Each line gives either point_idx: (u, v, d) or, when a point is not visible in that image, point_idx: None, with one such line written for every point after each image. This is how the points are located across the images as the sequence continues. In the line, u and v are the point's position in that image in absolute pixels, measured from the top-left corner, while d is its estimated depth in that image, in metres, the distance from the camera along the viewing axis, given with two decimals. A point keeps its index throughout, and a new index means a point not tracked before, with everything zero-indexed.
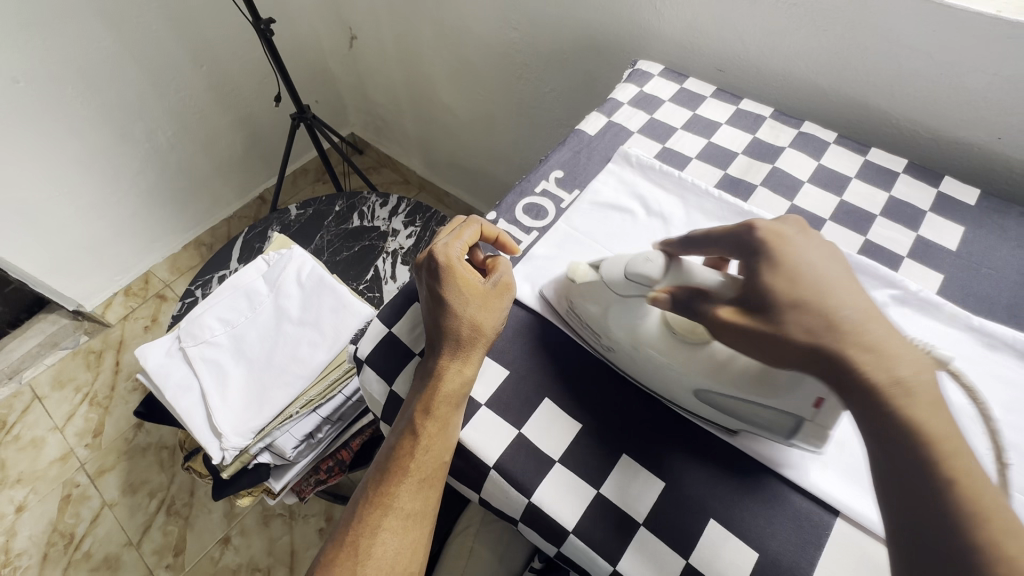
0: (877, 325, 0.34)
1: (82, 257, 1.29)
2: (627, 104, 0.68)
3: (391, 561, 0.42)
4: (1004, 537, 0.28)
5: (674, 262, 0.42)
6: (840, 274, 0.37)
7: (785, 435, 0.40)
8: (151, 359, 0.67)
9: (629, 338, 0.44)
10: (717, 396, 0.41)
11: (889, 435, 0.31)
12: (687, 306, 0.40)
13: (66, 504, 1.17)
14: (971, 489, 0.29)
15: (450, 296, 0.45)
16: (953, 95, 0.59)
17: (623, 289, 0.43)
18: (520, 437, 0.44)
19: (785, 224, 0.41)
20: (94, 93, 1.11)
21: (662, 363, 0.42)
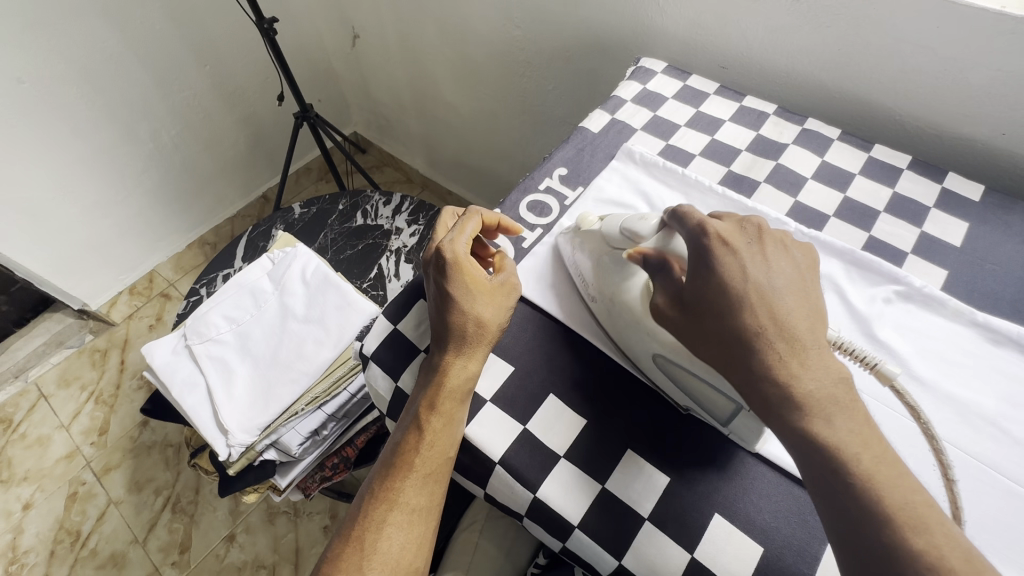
0: (792, 339, 0.36)
1: (86, 256, 1.30)
2: (631, 101, 0.68)
3: (397, 556, 0.42)
4: (914, 537, 0.31)
5: (666, 229, 0.44)
6: (781, 286, 0.38)
7: (727, 416, 0.42)
8: (158, 356, 0.67)
9: (612, 291, 0.47)
10: (670, 363, 0.43)
11: (804, 449, 0.35)
12: (653, 269, 0.43)
13: (72, 501, 1.17)
14: (882, 495, 0.32)
15: (455, 292, 0.45)
16: (957, 91, 0.58)
17: (617, 241, 0.47)
18: (525, 433, 0.44)
19: (742, 229, 0.41)
20: (99, 94, 1.11)
21: (628, 323, 0.45)
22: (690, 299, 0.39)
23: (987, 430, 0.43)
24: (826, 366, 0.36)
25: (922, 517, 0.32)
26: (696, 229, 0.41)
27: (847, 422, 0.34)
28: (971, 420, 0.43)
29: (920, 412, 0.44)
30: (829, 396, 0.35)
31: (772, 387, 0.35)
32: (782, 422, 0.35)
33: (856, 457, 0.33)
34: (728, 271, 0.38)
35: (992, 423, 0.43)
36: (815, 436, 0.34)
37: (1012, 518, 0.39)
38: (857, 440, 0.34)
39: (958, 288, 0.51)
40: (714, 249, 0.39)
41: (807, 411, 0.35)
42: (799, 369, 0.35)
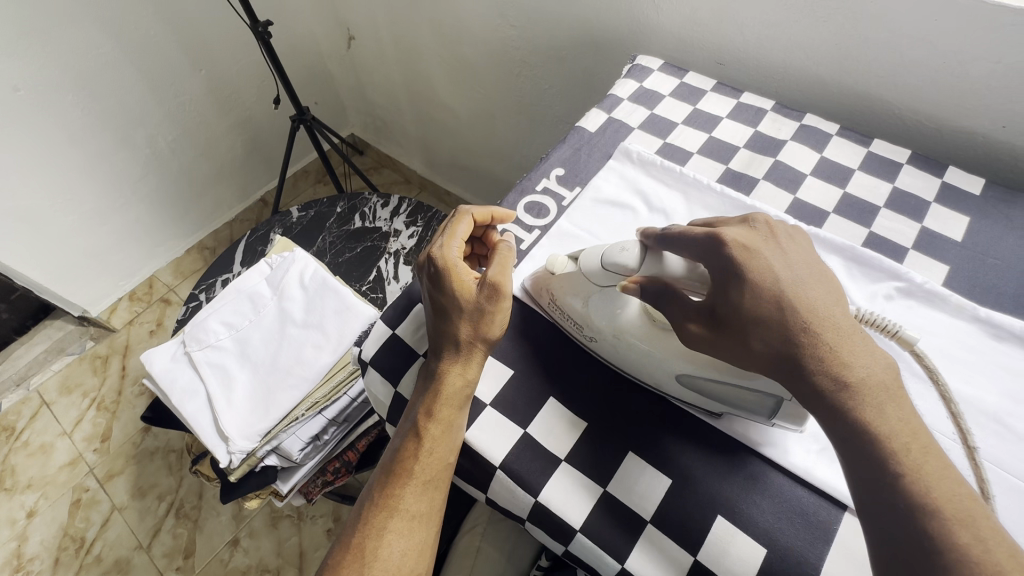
0: (836, 330, 0.37)
1: (85, 264, 1.30)
2: (627, 100, 0.68)
3: (398, 563, 0.42)
4: (960, 529, 0.31)
5: (648, 254, 0.44)
6: (805, 275, 0.39)
7: (768, 412, 0.42)
8: (156, 363, 0.66)
9: (611, 329, 0.45)
10: (704, 381, 0.42)
11: (853, 440, 0.35)
12: (657, 296, 0.42)
13: (75, 508, 1.17)
14: (931, 486, 0.32)
15: (451, 298, 0.46)
16: (956, 84, 0.58)
17: (602, 279, 0.45)
18: (526, 437, 0.44)
19: (754, 227, 0.42)
20: (95, 99, 1.11)
21: (644, 350, 0.44)
22: (726, 314, 0.39)
23: (992, 426, 0.42)
24: (872, 355, 0.36)
25: (969, 511, 0.32)
26: (707, 240, 0.41)
27: (896, 410, 0.35)
28: (977, 418, 0.43)
29: (925, 410, 0.44)
30: (879, 383, 0.35)
31: (824, 380, 0.36)
32: (830, 415, 0.36)
33: (904, 445, 0.34)
34: (758, 265, 0.39)
35: (997, 420, 0.42)
36: (868, 425, 0.34)
37: (1020, 515, 0.38)
38: (905, 429, 0.34)
39: (961, 282, 0.51)
40: (738, 254, 0.39)
41: (857, 400, 0.35)
42: (847, 359, 0.36)
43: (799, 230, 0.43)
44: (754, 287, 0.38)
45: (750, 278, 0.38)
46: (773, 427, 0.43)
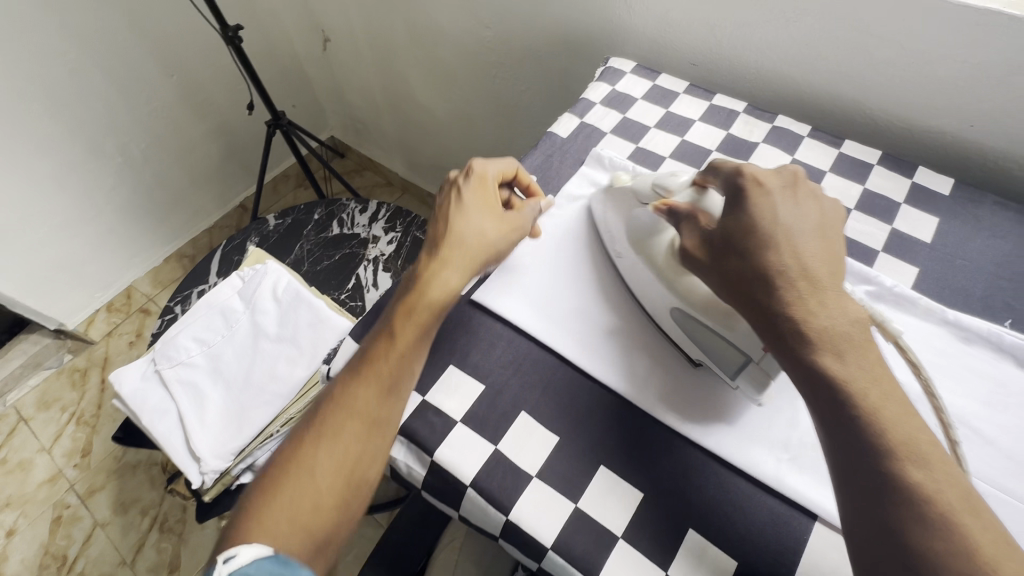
0: (809, 279, 0.38)
1: (59, 276, 1.27)
2: (600, 104, 0.67)
3: (341, 457, 0.41)
4: (913, 469, 0.32)
5: (699, 188, 0.48)
6: (804, 229, 0.41)
7: (733, 372, 0.44)
8: (126, 384, 0.64)
9: (637, 246, 0.51)
10: (688, 316, 0.46)
11: (812, 383, 0.36)
12: (680, 219, 0.46)
13: (57, 526, 1.15)
14: (888, 429, 0.33)
15: (468, 203, 0.50)
16: (925, 83, 0.58)
17: (648, 198, 0.52)
18: (497, 454, 0.44)
19: (778, 173, 0.44)
20: (63, 108, 1.08)
21: (653, 277, 0.49)
22: (719, 238, 0.42)
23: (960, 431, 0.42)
24: (842, 308, 0.37)
25: (924, 453, 0.32)
26: (731, 172, 0.44)
27: (856, 358, 0.35)
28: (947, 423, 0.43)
29: None
30: (843, 333, 0.36)
31: (785, 323, 0.37)
32: (792, 360, 0.37)
33: (863, 390, 0.34)
34: (759, 206, 0.41)
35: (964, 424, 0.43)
36: (824, 370, 0.35)
37: None
38: (868, 376, 0.35)
39: (929, 283, 0.51)
40: (748, 187, 0.42)
41: (816, 345, 0.36)
42: (814, 307, 0.37)
43: (825, 195, 0.44)
44: (743, 223, 0.41)
45: (748, 211, 0.41)
46: (738, 393, 0.46)
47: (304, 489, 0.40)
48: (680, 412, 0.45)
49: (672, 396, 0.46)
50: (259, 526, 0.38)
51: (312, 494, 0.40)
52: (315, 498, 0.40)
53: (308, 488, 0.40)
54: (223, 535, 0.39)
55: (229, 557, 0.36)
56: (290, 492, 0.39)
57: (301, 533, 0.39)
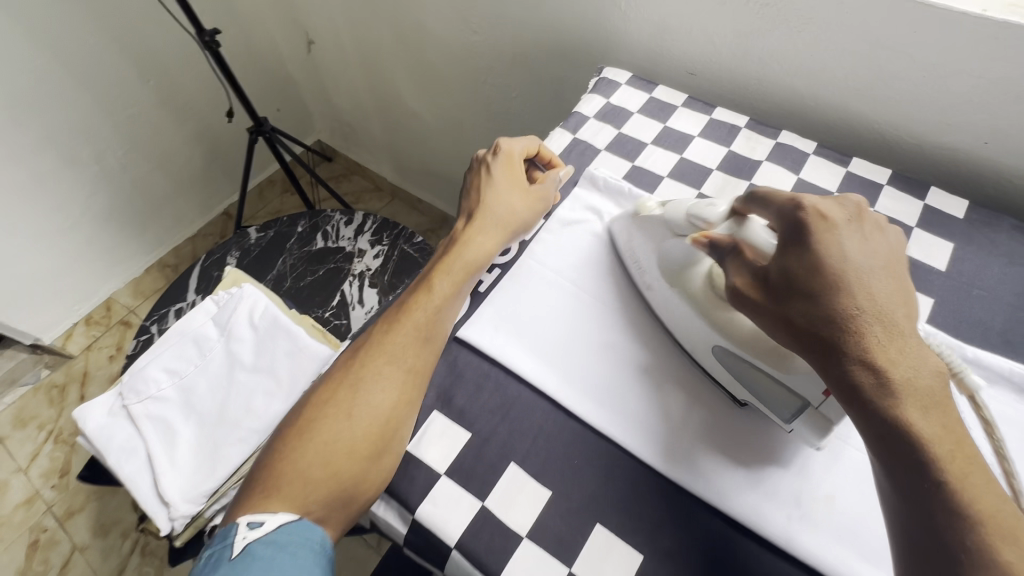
0: (890, 322, 0.34)
1: (34, 290, 1.22)
2: (594, 118, 0.63)
3: (379, 403, 0.42)
4: (1003, 546, 0.28)
5: (738, 217, 0.43)
6: (875, 267, 0.36)
7: (789, 416, 0.41)
8: (91, 421, 0.60)
9: (672, 277, 0.47)
10: (734, 355, 0.43)
11: (889, 442, 0.32)
12: (724, 254, 0.42)
13: (34, 550, 1.11)
14: (973, 498, 0.29)
15: (495, 178, 0.53)
16: (937, 98, 0.55)
17: (681, 228, 0.47)
18: (484, 511, 0.40)
19: (843, 204, 0.38)
20: (33, 116, 1.03)
21: (691, 312, 0.45)
22: (775, 277, 0.37)
23: None
24: (925, 359, 0.33)
25: (1014, 529, 0.28)
26: (788, 205, 0.39)
27: (939, 418, 0.32)
28: None
29: None
30: (926, 388, 0.32)
31: (864, 374, 0.33)
32: (864, 413, 0.33)
33: (946, 453, 0.31)
34: (829, 241, 0.36)
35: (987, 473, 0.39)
36: (904, 427, 0.31)
37: None
38: (951, 438, 0.31)
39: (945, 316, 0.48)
40: (812, 223, 0.37)
41: (897, 399, 0.32)
42: (894, 356, 0.33)
43: (892, 227, 0.39)
44: (811, 262, 0.36)
45: (812, 248, 0.36)
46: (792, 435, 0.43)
47: (337, 437, 0.41)
48: (688, 464, 0.42)
49: (681, 448, 0.42)
50: (292, 472, 0.40)
51: (345, 442, 0.40)
52: (346, 445, 0.40)
53: (340, 434, 0.41)
54: (257, 481, 0.41)
55: (257, 523, 0.38)
56: (322, 437, 0.41)
57: (332, 479, 0.40)
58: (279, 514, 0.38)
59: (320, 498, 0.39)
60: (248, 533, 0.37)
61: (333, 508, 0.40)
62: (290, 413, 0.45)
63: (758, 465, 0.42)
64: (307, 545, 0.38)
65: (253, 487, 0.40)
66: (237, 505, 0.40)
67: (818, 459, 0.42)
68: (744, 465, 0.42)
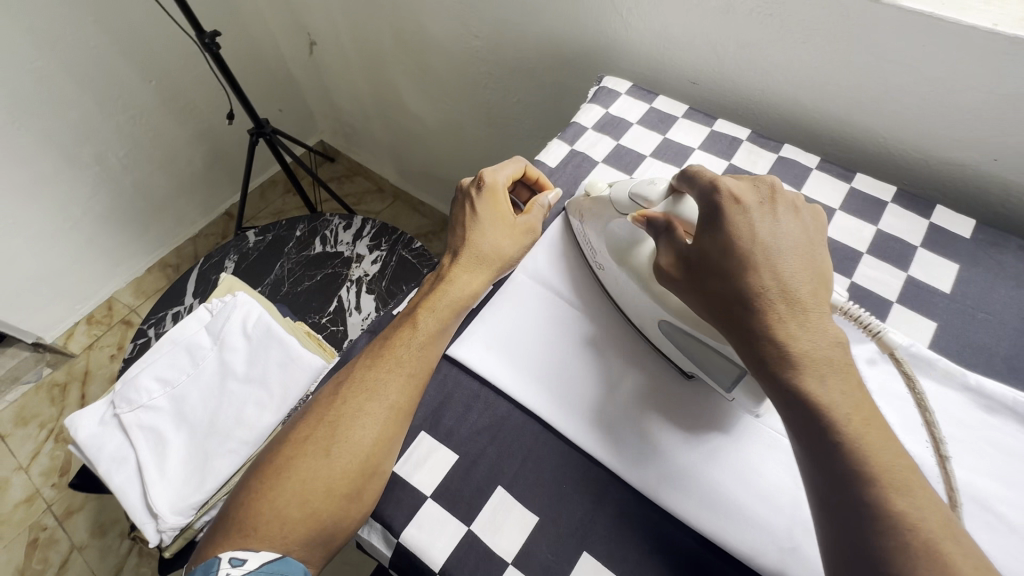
0: (796, 298, 0.35)
1: (36, 290, 1.23)
2: (591, 129, 0.62)
3: (365, 448, 0.41)
4: (896, 497, 0.29)
5: (676, 194, 0.43)
6: (788, 246, 0.36)
7: (728, 386, 0.41)
8: (81, 429, 0.59)
9: (617, 256, 0.47)
10: (678, 329, 0.43)
11: (795, 411, 0.33)
12: (658, 231, 0.42)
13: (33, 549, 1.12)
14: (871, 456, 0.31)
15: (483, 213, 0.51)
16: (945, 114, 0.53)
17: (625, 207, 0.47)
18: (469, 536, 0.39)
19: (755, 187, 0.39)
20: (34, 116, 1.03)
21: (634, 287, 0.46)
22: (697, 259, 0.38)
23: (982, 518, 0.38)
24: (824, 329, 0.34)
25: (908, 481, 0.30)
26: (707, 186, 0.39)
27: (840, 384, 0.33)
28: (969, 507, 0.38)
29: None
30: (824, 358, 0.33)
31: (769, 349, 0.34)
32: (773, 385, 0.34)
33: (845, 417, 0.32)
34: (739, 226, 0.37)
35: (987, 508, 0.38)
36: (809, 397, 0.32)
37: None
38: (853, 403, 0.32)
39: (949, 340, 0.47)
40: (723, 206, 0.38)
41: (798, 371, 0.33)
42: (797, 330, 0.34)
43: (798, 204, 0.40)
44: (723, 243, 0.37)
45: (726, 230, 0.37)
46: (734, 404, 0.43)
47: (319, 479, 0.40)
48: (614, 446, 0.42)
49: (614, 433, 0.43)
50: (271, 512, 0.39)
51: (326, 482, 0.39)
52: (325, 483, 0.39)
53: (319, 473, 0.40)
54: (235, 517, 0.40)
55: (240, 559, 0.37)
56: (301, 476, 0.40)
57: (310, 518, 0.39)
58: (261, 551, 0.38)
59: (299, 536, 0.39)
60: (230, 570, 0.37)
61: (314, 547, 0.40)
62: (270, 446, 0.44)
63: (707, 465, 0.41)
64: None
65: (229, 524, 0.40)
66: (217, 537, 0.40)
67: None
68: (692, 466, 0.41)
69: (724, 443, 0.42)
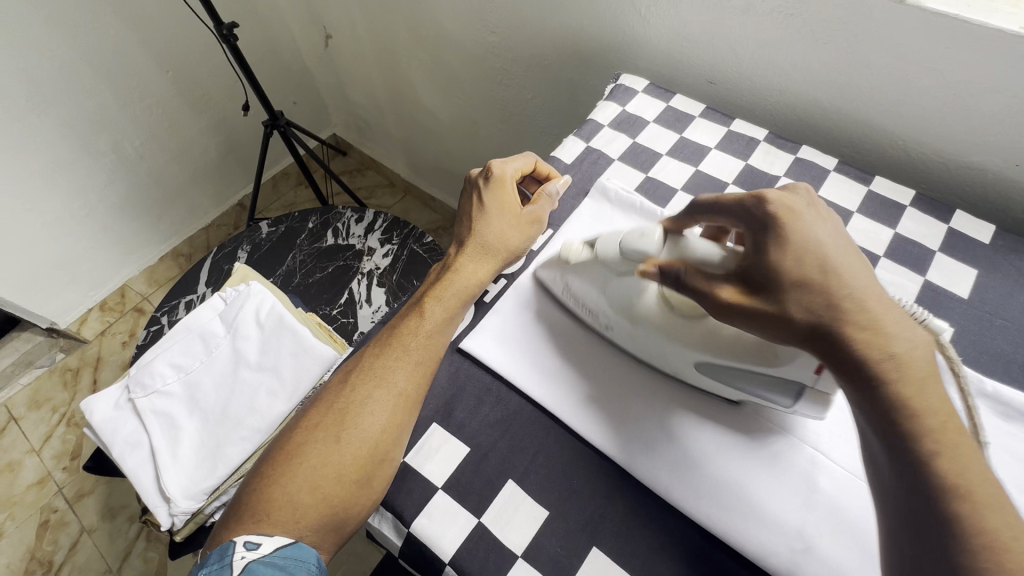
0: (880, 300, 0.34)
1: (51, 275, 1.24)
2: (607, 126, 0.62)
3: (373, 434, 0.41)
4: (986, 512, 0.28)
5: (671, 239, 0.42)
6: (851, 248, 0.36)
7: (789, 400, 0.39)
8: (97, 412, 0.60)
9: (626, 316, 0.44)
10: (715, 367, 0.41)
11: (883, 415, 0.32)
12: (676, 280, 0.39)
13: (44, 530, 1.14)
14: (963, 468, 0.30)
15: (489, 204, 0.51)
16: (966, 118, 0.53)
17: (620, 266, 0.44)
18: (479, 528, 0.40)
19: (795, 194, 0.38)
20: (55, 104, 1.04)
21: (660, 339, 0.43)
22: (764, 273, 0.36)
23: None
24: (914, 333, 0.33)
25: (998, 497, 0.29)
26: (750, 202, 0.38)
27: (936, 392, 0.31)
28: None
29: None
30: (919, 361, 0.32)
31: (865, 352, 0.32)
32: (861, 389, 0.32)
33: (939, 423, 0.31)
34: (803, 231, 0.35)
35: None
36: (899, 400, 0.31)
37: None
38: (943, 411, 0.31)
39: (966, 345, 0.46)
40: (780, 215, 0.36)
41: (895, 375, 0.31)
42: (889, 333, 0.32)
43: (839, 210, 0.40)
44: (793, 247, 0.35)
45: (792, 239, 0.35)
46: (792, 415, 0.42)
47: (329, 463, 0.40)
48: (625, 445, 0.43)
49: (626, 431, 0.43)
50: (282, 497, 0.39)
51: (335, 467, 0.40)
52: (336, 469, 0.40)
53: (329, 459, 0.40)
54: (248, 502, 0.40)
55: (254, 543, 0.38)
56: (312, 462, 0.40)
57: (321, 503, 0.39)
58: (275, 536, 0.38)
59: (312, 521, 0.39)
60: (245, 554, 0.37)
61: (326, 533, 0.40)
62: (282, 434, 0.44)
63: (721, 465, 0.42)
64: (304, 565, 0.37)
65: (242, 508, 0.40)
66: (231, 522, 0.40)
67: (827, 488, 0.40)
68: (708, 465, 0.42)
69: (751, 452, 0.42)
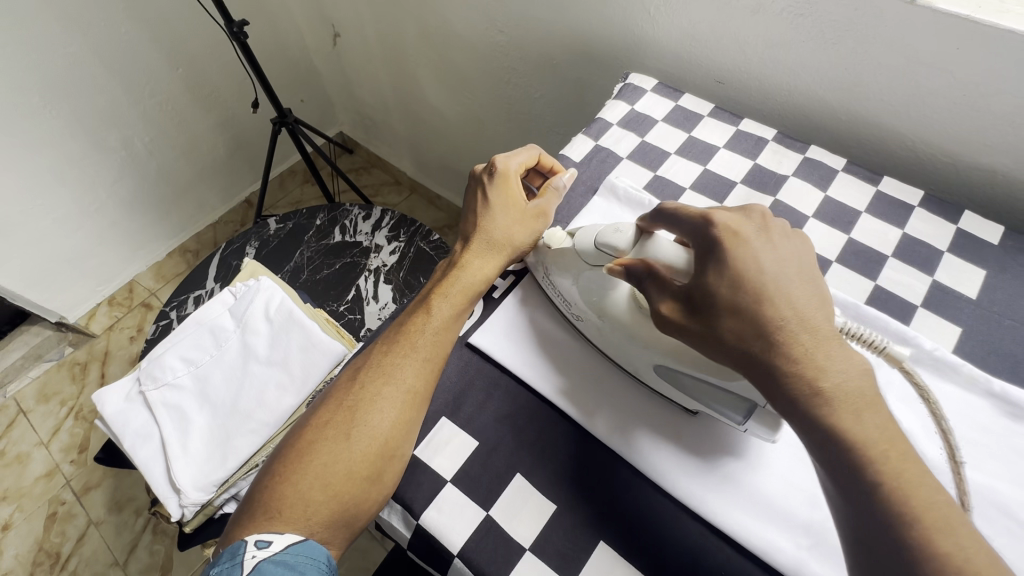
0: (813, 328, 0.33)
1: (61, 270, 1.25)
2: (616, 125, 0.63)
3: (382, 431, 0.41)
4: (938, 537, 0.28)
5: (643, 236, 0.43)
6: (789, 274, 0.35)
7: (741, 417, 0.39)
8: (109, 405, 0.61)
9: (596, 309, 0.45)
10: (671, 371, 0.42)
11: (825, 446, 0.32)
12: (639, 278, 0.40)
13: (52, 522, 1.15)
14: (911, 494, 0.29)
15: (495, 201, 0.51)
16: (976, 119, 0.53)
17: (594, 258, 0.46)
18: (488, 520, 0.40)
19: (747, 216, 0.38)
20: (67, 100, 1.05)
21: (623, 337, 0.44)
22: (701, 296, 0.36)
23: (1003, 523, 0.37)
24: (850, 359, 0.33)
25: (948, 520, 0.28)
26: (699, 222, 0.39)
27: (874, 417, 0.31)
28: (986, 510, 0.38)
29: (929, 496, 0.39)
30: (856, 390, 0.32)
31: (801, 385, 0.32)
32: (802, 421, 0.32)
33: (881, 450, 0.30)
34: (743, 260, 0.36)
35: (1009, 515, 0.38)
36: (840, 432, 0.31)
37: None
38: (886, 437, 0.31)
39: (974, 346, 0.46)
40: (723, 240, 0.36)
41: (835, 407, 0.31)
42: (823, 363, 0.32)
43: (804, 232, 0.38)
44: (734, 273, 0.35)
45: (729, 266, 0.36)
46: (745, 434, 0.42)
47: (339, 460, 0.40)
48: (623, 434, 0.43)
49: (633, 428, 0.44)
50: (294, 495, 0.40)
51: (344, 464, 0.40)
52: (346, 466, 0.40)
53: (340, 456, 0.40)
54: (260, 500, 0.41)
55: (265, 541, 0.38)
56: (322, 460, 0.40)
57: (333, 500, 0.40)
58: (286, 533, 0.39)
59: (323, 518, 0.40)
60: (256, 552, 0.38)
61: (336, 530, 0.41)
62: (291, 433, 0.45)
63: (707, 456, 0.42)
64: (315, 562, 0.38)
65: (253, 506, 0.41)
66: (243, 519, 0.41)
67: None
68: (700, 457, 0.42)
69: (737, 444, 0.43)
